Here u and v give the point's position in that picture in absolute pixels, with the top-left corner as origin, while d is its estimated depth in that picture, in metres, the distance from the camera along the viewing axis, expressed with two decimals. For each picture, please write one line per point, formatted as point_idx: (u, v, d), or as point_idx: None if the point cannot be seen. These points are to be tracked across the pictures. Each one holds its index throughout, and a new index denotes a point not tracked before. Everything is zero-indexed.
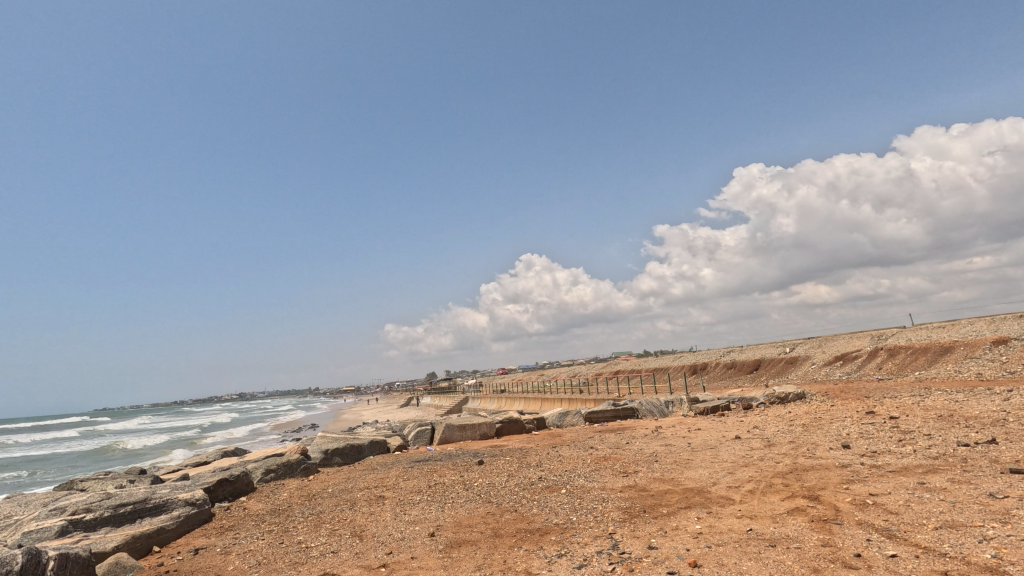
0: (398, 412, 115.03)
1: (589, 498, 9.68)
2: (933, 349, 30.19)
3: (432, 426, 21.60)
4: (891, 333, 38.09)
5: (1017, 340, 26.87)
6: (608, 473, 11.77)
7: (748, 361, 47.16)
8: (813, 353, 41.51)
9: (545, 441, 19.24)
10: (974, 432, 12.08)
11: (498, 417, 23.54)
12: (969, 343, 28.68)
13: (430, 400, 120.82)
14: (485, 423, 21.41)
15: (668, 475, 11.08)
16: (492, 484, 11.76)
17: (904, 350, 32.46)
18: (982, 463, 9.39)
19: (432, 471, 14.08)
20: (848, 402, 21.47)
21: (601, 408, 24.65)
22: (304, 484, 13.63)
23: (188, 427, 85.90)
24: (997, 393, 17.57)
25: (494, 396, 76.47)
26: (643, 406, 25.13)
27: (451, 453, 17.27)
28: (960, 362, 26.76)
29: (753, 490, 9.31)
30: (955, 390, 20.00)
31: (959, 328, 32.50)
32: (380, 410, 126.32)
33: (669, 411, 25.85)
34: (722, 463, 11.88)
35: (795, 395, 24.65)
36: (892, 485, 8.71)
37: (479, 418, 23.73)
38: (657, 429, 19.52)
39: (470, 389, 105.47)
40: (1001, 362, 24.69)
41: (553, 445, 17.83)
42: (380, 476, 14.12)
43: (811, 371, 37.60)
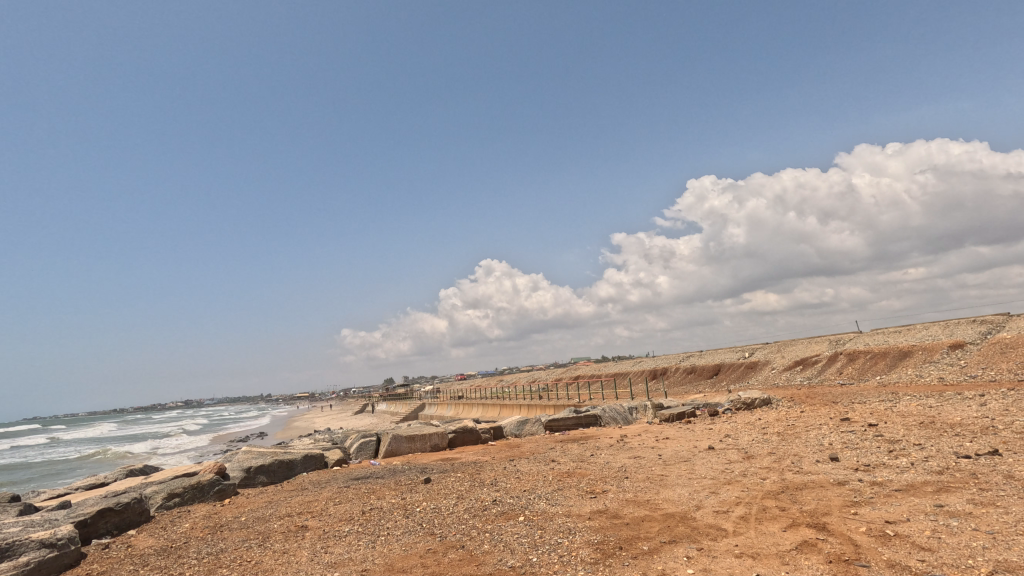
0: (351, 419, 111.12)
1: (552, 530, 8.00)
2: (892, 354, 30.11)
3: (377, 436, 19.54)
4: (848, 338, 38.23)
5: (974, 345, 26.95)
6: (574, 494, 10.15)
7: (708, 366, 46.75)
8: (772, 358, 41.33)
9: (501, 453, 17.54)
10: (968, 441, 11.12)
11: (451, 426, 21.71)
12: (928, 347, 28.68)
13: (386, 406, 117.25)
14: (437, 434, 19.52)
15: (643, 497, 9.55)
16: (438, 510, 9.91)
17: (863, 355, 32.38)
18: (996, 479, 8.29)
19: (370, 492, 12.11)
20: (818, 408, 20.68)
21: (561, 416, 23.11)
22: (214, 511, 11.49)
23: (121, 436, 80.07)
24: (971, 399, 16.97)
25: (451, 403, 74.17)
26: (606, 413, 23.75)
27: (397, 469, 15.32)
28: (920, 367, 26.62)
29: (746, 516, 7.83)
30: (924, 395, 19.42)
31: (915, 333, 32.70)
32: (333, 417, 122.00)
33: (633, 418, 24.58)
34: (701, 481, 10.46)
35: (761, 400, 23.79)
36: (906, 509, 7.42)
37: (429, 427, 21.81)
38: (623, 439, 18.17)
39: (427, 395, 102.64)
40: (961, 366, 24.56)
41: (511, 459, 16.16)
42: (307, 499, 12.05)
43: (771, 376, 37.27)
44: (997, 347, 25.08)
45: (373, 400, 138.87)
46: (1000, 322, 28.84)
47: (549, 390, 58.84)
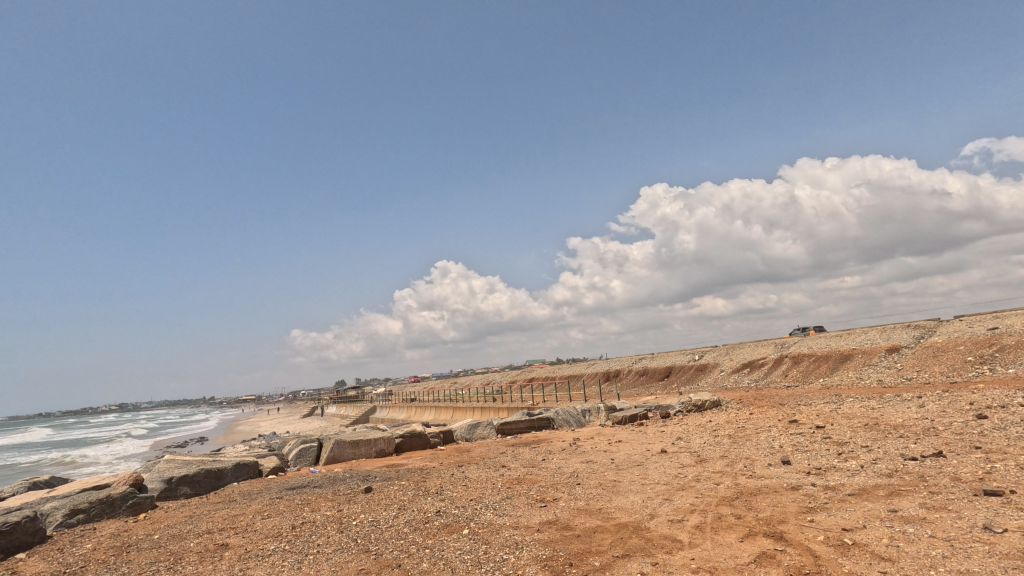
0: (298, 422, 107.35)
1: (498, 544, 7.41)
2: (834, 357, 31.12)
3: (318, 442, 18.44)
4: (792, 341, 39.43)
5: (909, 348, 28.13)
6: (523, 504, 9.59)
7: (660, 368, 47.34)
8: (721, 360, 42.20)
9: (450, 458, 16.84)
10: (913, 442, 11.23)
11: (399, 430, 20.80)
12: (867, 351, 29.77)
13: (336, 409, 113.92)
14: (383, 439, 18.61)
15: (596, 505, 9.09)
16: (375, 523, 9.14)
17: (807, 358, 33.35)
18: (945, 481, 8.25)
19: (303, 504, 11.18)
20: (766, 410, 20.91)
21: (514, 418, 22.58)
22: (125, 528, 10.32)
23: (41, 443, 74.26)
24: (910, 400, 17.47)
25: (403, 405, 72.61)
26: (559, 416, 23.38)
27: (337, 477, 14.39)
28: (860, 369, 27.55)
29: (701, 526, 7.46)
30: (866, 396, 19.95)
31: (855, 337, 33.96)
32: (279, 421, 117.54)
33: (586, 421, 24.29)
34: (655, 486, 10.11)
35: (711, 402, 23.98)
36: (862, 515, 7.22)
37: (376, 431, 20.81)
38: (575, 442, 17.79)
39: (378, 398, 100.34)
40: (898, 368, 25.53)
41: (460, 464, 15.49)
42: (233, 513, 11.01)
43: (720, 378, 37.98)
44: (930, 350, 26.22)
45: (322, 402, 134.76)
46: (932, 327, 30.26)
47: (502, 393, 58.30)
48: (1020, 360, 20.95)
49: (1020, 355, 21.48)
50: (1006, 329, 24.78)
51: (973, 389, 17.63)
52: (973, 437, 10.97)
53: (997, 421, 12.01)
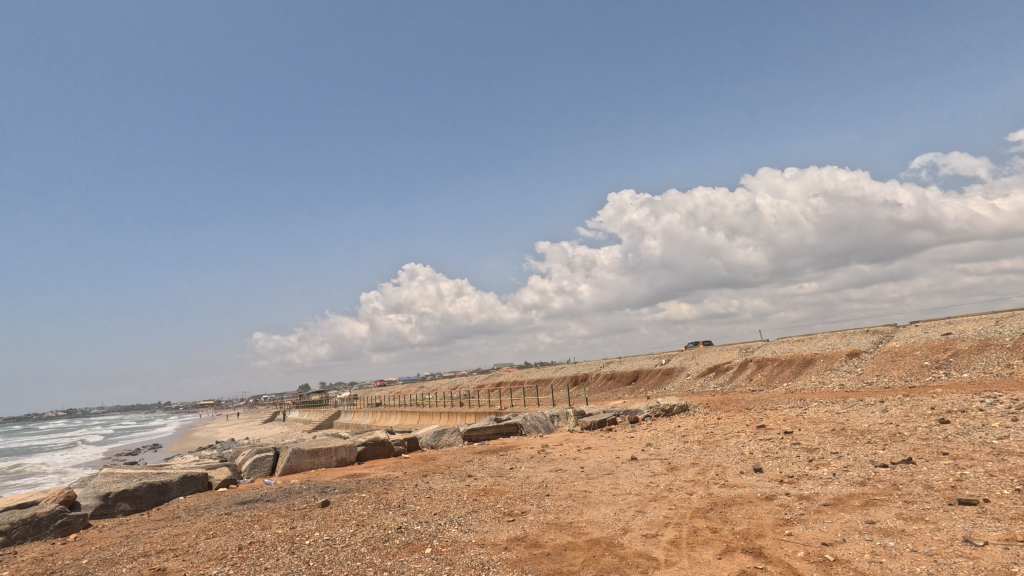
0: (258, 428, 103.99)
1: (463, 565, 6.90)
2: (797, 361, 31.67)
3: (275, 451, 17.52)
4: (756, 345, 40.06)
5: (868, 353, 28.80)
6: (490, 518, 9.09)
7: (628, 372, 47.46)
8: (687, 364, 42.58)
9: (414, 467, 16.19)
10: (881, 448, 11.22)
11: (361, 437, 20.00)
12: (829, 355, 30.40)
13: (298, 414, 110.83)
14: (344, 447, 17.82)
15: (566, 519, 8.66)
16: (330, 542, 8.48)
17: (771, 362, 33.85)
18: (918, 489, 8.14)
19: (253, 520, 10.40)
20: (733, 414, 20.96)
21: (481, 424, 22.03)
22: (51, 551, 9.38)
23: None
24: (873, 405, 17.71)
25: (368, 410, 71.07)
26: (527, 421, 22.95)
27: (293, 489, 13.57)
28: (822, 374, 28.07)
29: (677, 542, 7.10)
30: (829, 401, 20.20)
31: (816, 342, 34.69)
32: (238, 427, 113.66)
33: (555, 426, 23.94)
34: (627, 497, 9.76)
35: (679, 407, 23.95)
36: (840, 527, 7.00)
37: (337, 439, 19.96)
38: (544, 449, 17.39)
39: (342, 403, 98.16)
40: (858, 373, 26.07)
41: (424, 474, 14.88)
42: (175, 532, 10.15)
43: (687, 382, 38.26)
44: (889, 355, 26.89)
45: (284, 407, 131.10)
46: (890, 332, 31.11)
47: (470, 397, 57.56)
48: (974, 364, 21.58)
49: (974, 359, 22.14)
50: (960, 335, 25.58)
51: (931, 393, 17.99)
52: (939, 442, 11.02)
53: (960, 427, 12.13)
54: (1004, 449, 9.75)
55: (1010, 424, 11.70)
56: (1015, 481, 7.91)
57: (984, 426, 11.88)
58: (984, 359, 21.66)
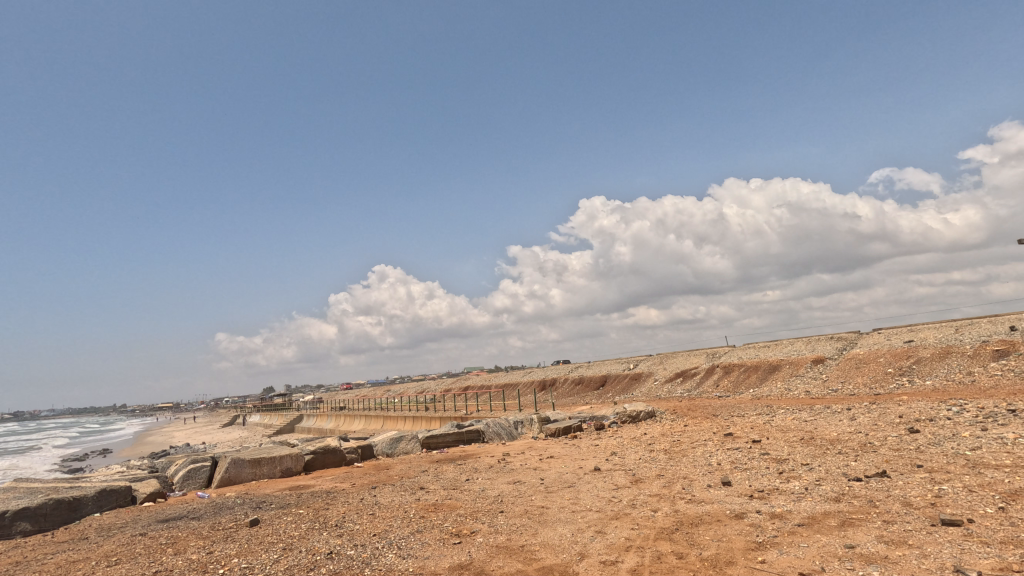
0: (215, 433, 100.06)
1: None
2: (762, 367, 31.62)
3: (213, 461, 16.15)
4: (723, 351, 40.03)
5: (832, 360, 28.86)
6: (434, 540, 8.13)
7: (596, 377, 46.96)
8: (655, 369, 42.30)
9: (365, 478, 15.09)
10: (853, 460, 10.69)
11: (311, 445, 18.73)
12: (794, 361, 30.41)
13: (259, 418, 107.27)
14: (290, 456, 16.57)
15: (518, 542, 7.77)
16: (247, 572, 7.38)
17: (737, 368, 33.74)
18: (896, 507, 7.53)
19: (168, 543, 9.18)
20: (701, 422, 20.43)
21: (440, 431, 20.98)
22: None
23: None
24: (840, 412, 17.37)
25: (331, 415, 68.87)
26: (490, 428, 22.03)
27: (224, 504, 12.32)
28: (788, 380, 27.97)
29: (638, 571, 6.29)
30: (797, 408, 19.88)
31: (781, 348, 34.77)
32: (194, 431, 109.34)
33: (518, 433, 23.05)
34: (587, 514, 8.95)
35: (645, 413, 23.37)
36: (818, 553, 6.29)
37: (284, 447, 18.62)
38: (504, 458, 16.48)
39: (305, 407, 95.23)
40: (823, 380, 25.96)
41: (374, 486, 13.80)
42: (74, 557, 8.86)
43: (654, 388, 37.92)
44: (853, 362, 26.91)
45: (245, 411, 126.85)
46: (854, 339, 31.31)
47: (435, 401, 56.16)
48: (936, 372, 21.63)
49: (936, 367, 22.22)
50: (922, 342, 25.75)
51: (898, 401, 17.78)
52: (911, 453, 10.56)
53: (931, 436, 11.74)
54: (979, 461, 9.31)
55: (980, 433, 11.36)
56: (997, 498, 7.38)
57: (954, 435, 11.50)
58: (945, 367, 21.73)
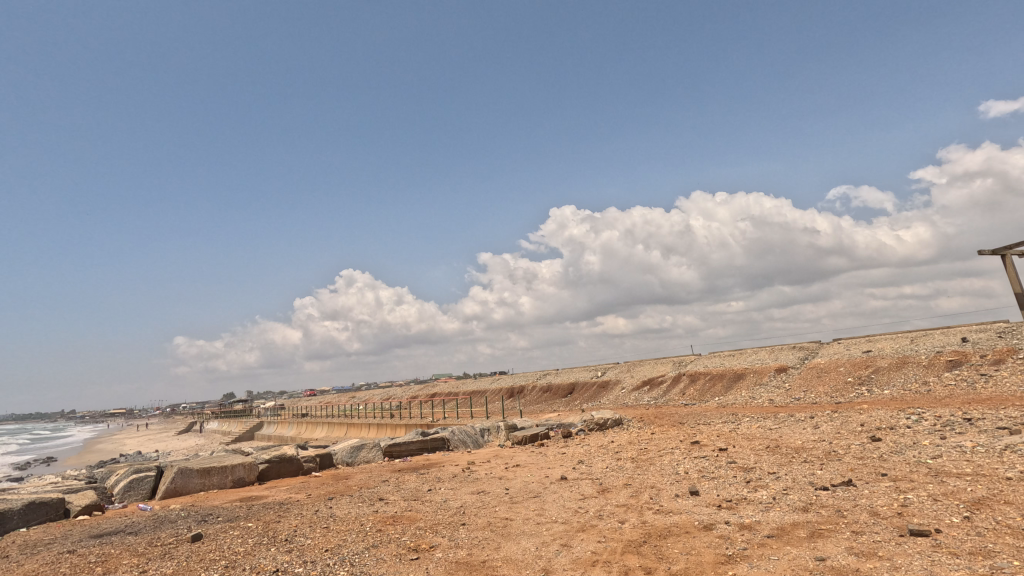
0: (169, 440, 95.99)
1: None
2: (727, 376, 31.98)
3: (158, 470, 15.20)
4: (689, 359, 40.44)
5: (795, 369, 29.36)
6: (390, 556, 7.65)
7: (564, 385, 46.82)
8: (623, 377, 42.43)
9: (322, 488, 14.41)
10: (819, 468, 10.66)
11: (266, 453, 17.87)
12: (758, 370, 30.84)
13: (217, 425, 103.55)
14: (242, 465, 15.74)
15: (480, 556, 7.36)
16: None
17: (703, 376, 34.05)
18: (864, 517, 7.43)
19: (97, 561, 8.42)
20: (668, 430, 20.37)
21: (404, 439, 20.36)
22: None
23: None
24: (804, 421, 17.51)
25: (293, 422, 66.83)
26: (455, 436, 21.52)
27: (166, 518, 11.50)
28: (752, 389, 28.30)
29: None
30: (761, 416, 20.02)
31: (746, 357, 35.30)
32: (146, 439, 104.67)
33: (484, 441, 22.60)
34: (552, 527, 8.60)
35: (613, 421, 23.23)
36: (789, 566, 6.08)
37: (238, 455, 17.71)
38: (469, 467, 16.03)
39: (266, 413, 92.30)
40: (786, 388, 26.34)
41: (331, 497, 13.16)
42: None
43: (621, 396, 37.96)
44: (815, 371, 27.42)
45: (203, 417, 122.43)
46: (815, 348, 31.97)
47: (401, 408, 55.05)
48: (894, 381, 22.15)
49: (893, 377, 22.77)
50: (880, 352, 26.41)
51: (858, 409, 18.07)
52: (875, 461, 10.59)
53: (892, 445, 11.85)
54: (941, 470, 9.35)
55: (939, 442, 11.51)
56: (962, 508, 7.35)
57: (915, 444, 11.62)
58: (902, 377, 22.29)
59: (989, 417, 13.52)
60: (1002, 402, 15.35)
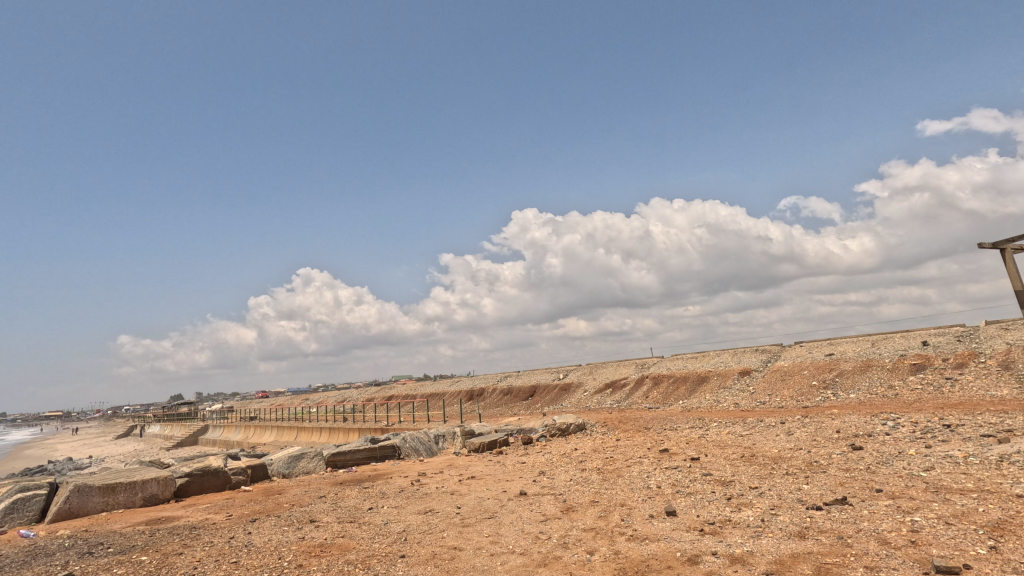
0: (105, 446, 89.92)
1: None
2: (691, 379, 31.35)
3: (53, 488, 13.05)
4: (652, 362, 39.86)
5: (758, 372, 28.92)
6: None
7: (524, 388, 45.50)
8: (585, 380, 41.41)
9: (246, 507, 12.56)
10: (805, 482, 9.66)
11: (189, 464, 15.84)
12: (721, 373, 30.33)
13: (159, 430, 97.74)
14: (156, 480, 13.74)
15: None
16: None
17: (666, 379, 33.36)
18: (875, 547, 6.32)
19: None
20: (633, 435, 19.30)
21: (350, 448, 18.61)
22: None
23: None
24: (774, 426, 16.68)
25: (240, 426, 63.25)
26: (407, 443, 19.88)
27: (43, 550, 9.49)
28: (716, 392, 27.67)
29: None
30: (729, 421, 19.17)
31: (708, 359, 34.79)
32: (80, 443, 97.83)
33: (438, 448, 21.01)
34: (509, 560, 7.21)
35: (575, 426, 22.03)
36: None
37: (156, 467, 15.59)
38: (419, 480, 14.47)
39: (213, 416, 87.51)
40: (751, 392, 25.82)
41: (255, 518, 11.36)
42: None
43: (583, 399, 36.91)
44: (778, 374, 27.04)
45: (144, 421, 115.64)
46: (777, 351, 31.68)
47: (355, 412, 52.61)
48: (859, 385, 21.74)
49: (857, 380, 22.42)
50: (842, 355, 26.20)
51: (829, 414, 17.39)
52: (864, 474, 9.62)
53: (876, 454, 10.97)
54: (940, 485, 8.41)
55: (926, 452, 10.68)
56: (983, 535, 6.32)
57: (901, 454, 10.77)
58: (867, 381, 21.92)
59: (968, 423, 12.90)
60: (975, 407, 14.84)
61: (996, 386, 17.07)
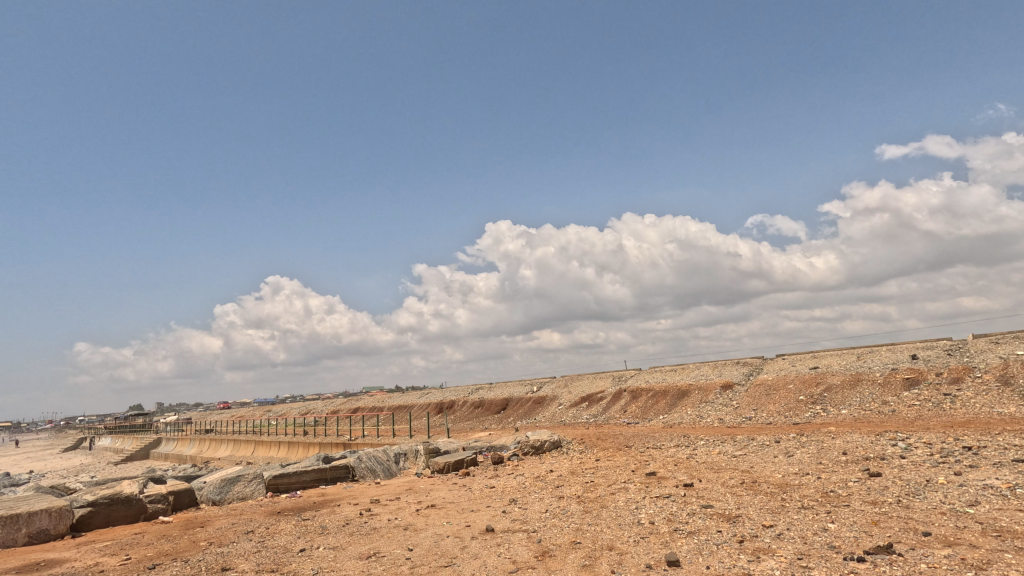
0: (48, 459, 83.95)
1: None
2: (671, 393, 29.82)
3: None
4: (629, 374, 38.29)
5: (741, 386, 27.55)
6: None
7: (496, 401, 43.43)
8: (560, 393, 39.56)
9: (154, 546, 10.32)
10: (830, 519, 8.00)
11: (99, 489, 13.47)
12: (703, 387, 28.88)
13: (109, 443, 91.98)
14: (49, 511, 11.40)
15: None
16: None
17: (645, 393, 31.78)
18: None
19: None
20: (614, 455, 17.53)
21: (295, 469, 16.36)
22: None
23: None
24: (769, 446, 15.11)
25: (194, 439, 59.46)
26: (362, 462, 17.69)
27: None
28: (698, 407, 26.17)
29: None
30: (718, 439, 17.58)
31: (688, 372, 33.33)
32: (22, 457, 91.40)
33: (397, 469, 18.83)
34: None
35: (550, 444, 20.17)
36: None
37: (57, 494, 13.16)
38: (370, 509, 12.42)
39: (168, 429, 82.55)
40: (735, 407, 24.38)
41: (155, 563, 9.16)
42: None
43: (558, 413, 35.02)
44: (763, 388, 25.68)
45: (94, 433, 109.14)
46: (759, 365, 30.46)
47: (317, 425, 49.61)
48: (850, 401, 20.44)
49: (848, 396, 21.14)
50: (829, 369, 24.97)
51: (826, 433, 15.92)
52: (898, 511, 8.01)
53: (900, 484, 9.41)
54: (1001, 528, 6.83)
55: (960, 481, 9.17)
56: None
57: (930, 483, 9.24)
58: (859, 396, 20.63)
59: (989, 445, 11.52)
60: (987, 426, 13.53)
61: (1001, 404, 15.87)
